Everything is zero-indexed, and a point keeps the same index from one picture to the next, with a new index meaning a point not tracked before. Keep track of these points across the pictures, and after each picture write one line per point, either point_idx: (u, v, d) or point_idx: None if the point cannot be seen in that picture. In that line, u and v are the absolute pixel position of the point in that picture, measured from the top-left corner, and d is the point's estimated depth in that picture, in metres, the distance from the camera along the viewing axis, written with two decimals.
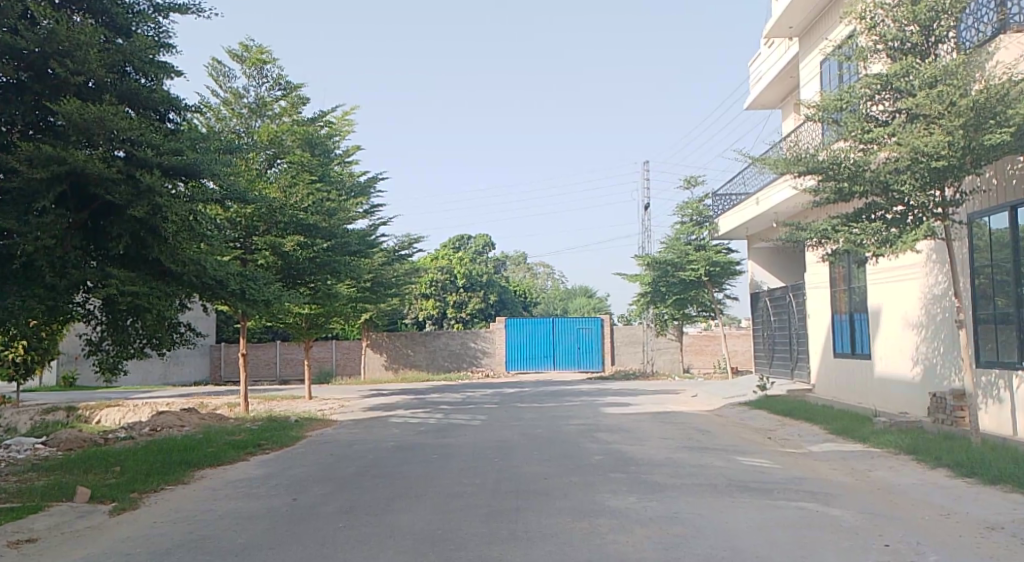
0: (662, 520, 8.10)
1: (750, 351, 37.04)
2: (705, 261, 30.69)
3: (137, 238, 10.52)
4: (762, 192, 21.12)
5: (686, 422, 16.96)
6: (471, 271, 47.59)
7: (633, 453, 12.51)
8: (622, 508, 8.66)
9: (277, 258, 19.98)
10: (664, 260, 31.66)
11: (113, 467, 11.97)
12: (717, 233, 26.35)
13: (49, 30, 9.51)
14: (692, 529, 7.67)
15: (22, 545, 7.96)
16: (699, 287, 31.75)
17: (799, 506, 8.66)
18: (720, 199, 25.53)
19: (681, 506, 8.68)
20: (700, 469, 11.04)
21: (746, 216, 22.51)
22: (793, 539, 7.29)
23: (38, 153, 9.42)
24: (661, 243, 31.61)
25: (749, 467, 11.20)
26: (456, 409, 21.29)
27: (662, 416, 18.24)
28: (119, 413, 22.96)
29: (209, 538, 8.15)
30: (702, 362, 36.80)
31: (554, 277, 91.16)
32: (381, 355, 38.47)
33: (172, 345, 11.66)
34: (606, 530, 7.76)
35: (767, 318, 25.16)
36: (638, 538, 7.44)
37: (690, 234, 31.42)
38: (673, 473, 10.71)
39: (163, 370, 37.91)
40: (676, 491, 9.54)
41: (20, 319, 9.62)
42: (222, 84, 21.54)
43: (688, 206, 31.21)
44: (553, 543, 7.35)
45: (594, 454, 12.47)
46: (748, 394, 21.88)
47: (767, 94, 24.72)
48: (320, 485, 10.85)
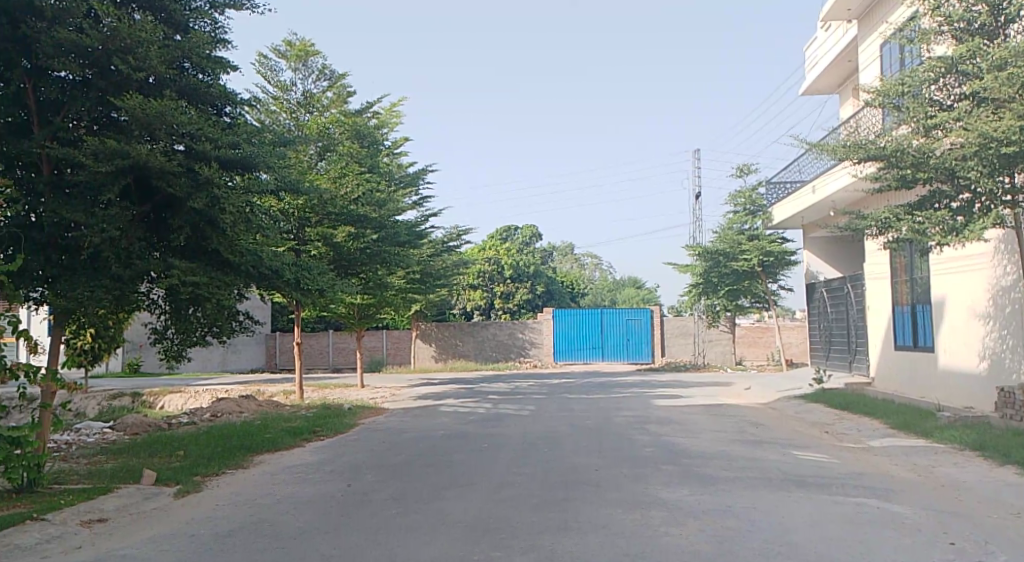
0: (717, 513, 8.05)
1: (805, 343, 36.52)
2: (757, 251, 30.23)
3: (196, 229, 10.80)
4: (818, 180, 20.77)
5: (740, 415, 16.79)
6: (519, 262, 47.70)
7: (686, 445, 12.43)
8: (677, 501, 8.61)
9: (329, 248, 20.32)
10: (715, 250, 31.28)
11: (176, 451, 12.26)
12: (771, 223, 26.00)
13: (111, 28, 9.72)
14: (748, 524, 7.60)
15: (93, 525, 8.22)
16: (752, 277, 31.35)
17: (859, 502, 8.52)
18: (773, 187, 25.12)
19: (737, 499, 8.60)
20: (754, 462, 10.93)
21: (801, 205, 22.19)
22: (854, 536, 7.18)
23: (104, 147, 9.67)
24: (713, 233, 31.33)
25: (807, 462, 11.03)
26: (505, 399, 21.37)
27: (714, 408, 18.08)
28: (181, 399, 23.63)
29: (268, 521, 8.34)
30: (754, 354, 37.08)
31: (602, 268, 91.09)
32: (431, 346, 38.85)
33: (231, 334, 11.85)
34: (659, 522, 7.74)
35: (824, 309, 24.70)
36: (693, 532, 7.39)
37: (743, 223, 31.01)
38: (727, 466, 10.63)
39: (221, 358, 38.80)
40: (729, 484, 9.46)
41: (88, 309, 9.92)
42: (271, 79, 21.89)
43: (741, 195, 30.87)
44: (606, 534, 7.36)
45: (645, 446, 12.41)
46: (805, 387, 21.50)
47: (823, 79, 24.29)
48: (373, 472, 10.97)
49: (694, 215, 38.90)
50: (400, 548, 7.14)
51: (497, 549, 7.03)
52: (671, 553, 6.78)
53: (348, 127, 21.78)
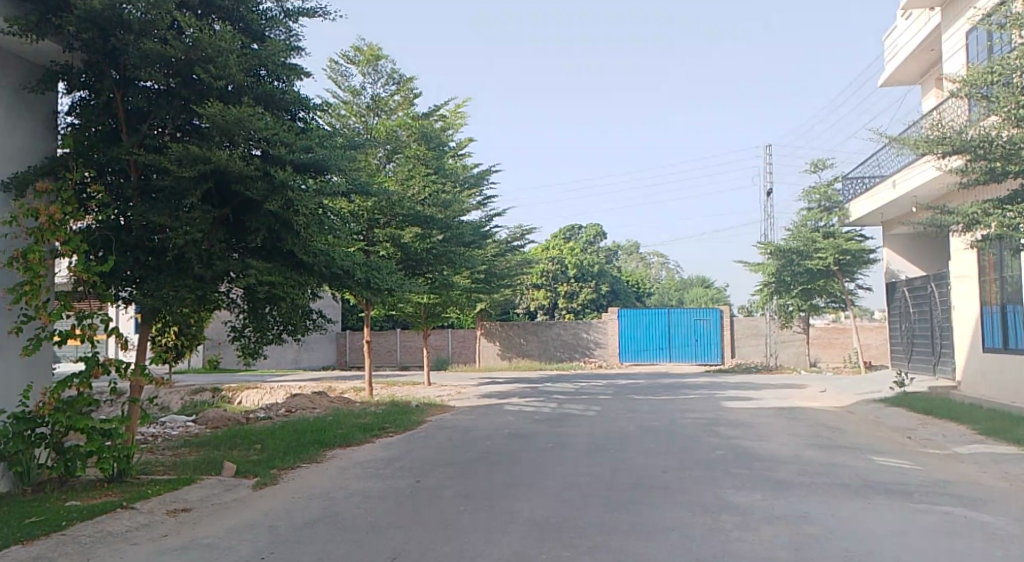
0: (792, 518, 8.07)
1: (885, 345, 35.64)
2: (833, 248, 29.72)
3: (272, 231, 11.23)
4: (899, 174, 20.35)
5: (815, 418, 16.60)
6: (582, 262, 47.71)
7: (757, 449, 12.40)
8: (749, 505, 8.62)
9: (396, 249, 20.79)
10: (789, 249, 30.83)
11: (254, 445, 12.78)
12: (848, 220, 25.55)
13: (193, 39, 10.15)
14: (824, 531, 7.61)
15: (179, 514, 8.67)
16: (828, 276, 30.82)
17: (943, 510, 8.43)
18: (850, 182, 24.64)
19: (813, 505, 8.59)
20: (830, 467, 10.85)
21: (881, 200, 21.78)
22: (936, 546, 7.14)
23: (187, 153, 10.16)
24: (786, 230, 30.88)
25: (887, 468, 10.90)
26: (570, 399, 21.50)
27: (787, 411, 17.89)
28: (257, 395, 24.45)
29: (343, 515, 8.67)
30: (830, 356, 36.12)
31: (668, 267, 90.40)
32: (495, 344, 39.23)
33: (305, 332, 12.29)
34: (731, 526, 7.80)
35: (906, 310, 24.09)
36: (767, 537, 7.44)
37: (818, 220, 30.63)
38: (802, 471, 10.58)
39: (294, 355, 39.94)
40: (803, 489, 9.44)
41: (172, 308, 10.43)
42: (341, 84, 22.48)
43: (816, 191, 30.50)
44: (677, 537, 7.45)
45: (715, 448, 12.42)
46: (885, 390, 21.02)
47: (905, 69, 23.74)
48: (442, 469, 11.27)
49: (766, 212, 38.15)
50: (472, 545, 7.37)
51: (565, 548, 7.19)
52: (744, 558, 6.84)
53: (415, 129, 22.22)
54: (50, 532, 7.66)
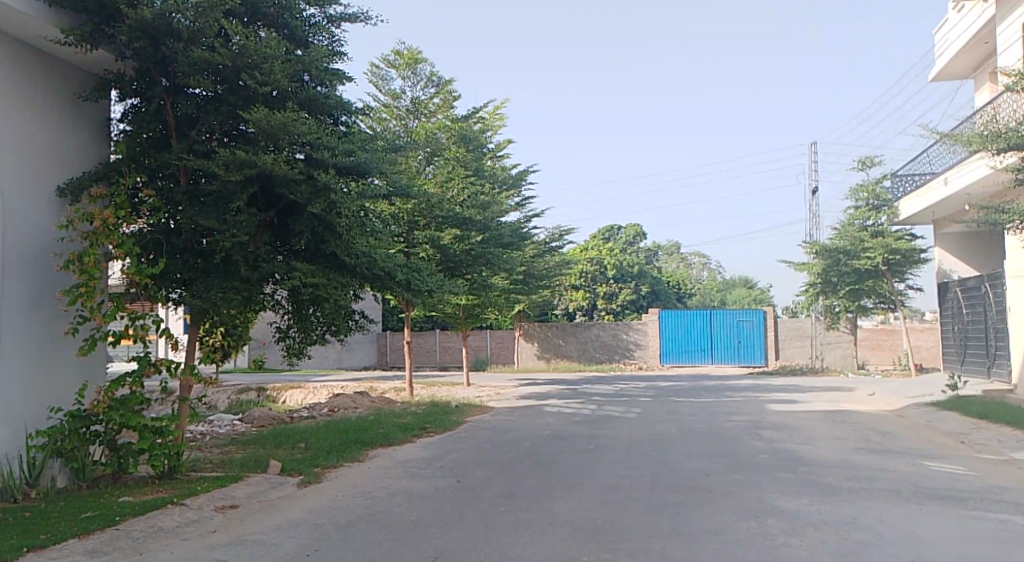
0: (839, 524, 8.02)
1: (936, 347, 34.98)
2: (882, 248, 29.17)
3: (315, 233, 11.44)
4: (952, 172, 19.92)
5: (863, 422, 16.38)
6: (622, 262, 47.55)
7: (803, 453, 12.29)
8: (793, 510, 8.59)
9: (436, 250, 20.96)
10: (835, 248, 30.50)
11: (298, 443, 13.02)
12: (898, 218, 25.16)
13: (240, 46, 10.38)
14: (874, 537, 7.54)
15: (227, 511, 8.89)
16: (877, 277, 30.28)
17: (996, 518, 8.30)
18: (900, 180, 24.23)
19: (861, 511, 8.52)
20: (878, 472, 10.73)
21: (932, 198, 21.42)
22: (989, 554, 7.04)
23: (234, 158, 10.40)
24: (833, 229, 30.48)
25: (938, 474, 10.74)
26: (610, 400, 21.51)
27: (834, 415, 17.68)
28: (301, 394, 24.83)
29: (386, 514, 8.81)
30: (879, 358, 35.67)
31: (710, 267, 89.69)
32: (534, 345, 39.45)
33: (348, 332, 12.48)
34: (777, 532, 7.78)
35: (959, 310, 23.65)
36: (813, 543, 7.41)
37: (866, 219, 30.03)
38: (849, 475, 10.49)
39: (336, 356, 40.44)
40: (851, 494, 9.36)
41: (220, 309, 10.68)
42: (382, 88, 22.72)
43: (864, 189, 29.87)
44: (720, 541, 7.46)
45: (760, 452, 12.35)
46: (937, 393, 20.66)
47: (957, 63, 23.29)
48: (482, 469, 11.38)
49: (811, 211, 37.61)
50: (513, 545, 7.45)
51: (607, 550, 7.24)
52: None
53: (454, 131, 22.39)
54: (105, 527, 7.91)
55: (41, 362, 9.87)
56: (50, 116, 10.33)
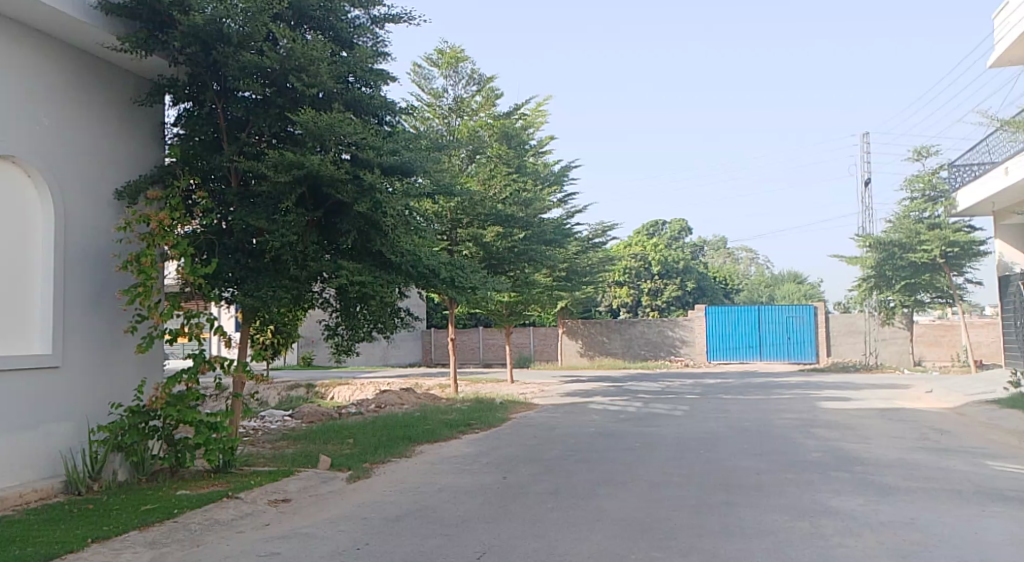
0: (896, 525, 7.93)
1: (998, 343, 34.03)
2: (939, 240, 28.60)
3: (361, 232, 11.62)
4: (1011, 162, 19.56)
5: (921, 420, 16.09)
6: (667, 257, 47.06)
7: (858, 452, 12.13)
8: (847, 510, 8.51)
9: (479, 248, 21.09)
10: (890, 241, 30.09)
11: (347, 439, 13.25)
12: (956, 209, 24.63)
13: (287, 49, 10.58)
14: (932, 539, 7.45)
15: (280, 505, 9.10)
16: (934, 270, 29.68)
17: None
18: (958, 170, 23.71)
19: (919, 512, 8.41)
20: (936, 472, 10.56)
21: (992, 189, 20.93)
22: None
23: (283, 159, 10.61)
24: (887, 222, 30.06)
25: (999, 474, 10.52)
26: (656, 398, 21.44)
27: (890, 413, 17.38)
28: (348, 390, 25.20)
29: (433, 509, 8.94)
30: (936, 354, 34.70)
31: (758, 262, 88.67)
32: (577, 342, 39.52)
33: (394, 330, 12.66)
34: (831, 532, 7.72)
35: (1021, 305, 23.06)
36: (869, 544, 7.34)
37: (922, 211, 29.54)
38: (906, 475, 10.34)
39: (382, 352, 40.93)
40: (907, 494, 9.24)
41: (270, 307, 10.91)
42: (424, 87, 22.91)
43: (919, 179, 29.51)
44: (771, 541, 7.44)
45: (812, 451, 12.22)
46: (998, 391, 20.17)
47: (1018, 48, 22.68)
48: (528, 466, 11.46)
49: (865, 203, 36.97)
50: (562, 542, 7.51)
51: (655, 548, 7.27)
52: None
53: (496, 129, 22.49)
54: (163, 519, 8.16)
55: (102, 359, 10.20)
56: (107, 120, 10.65)
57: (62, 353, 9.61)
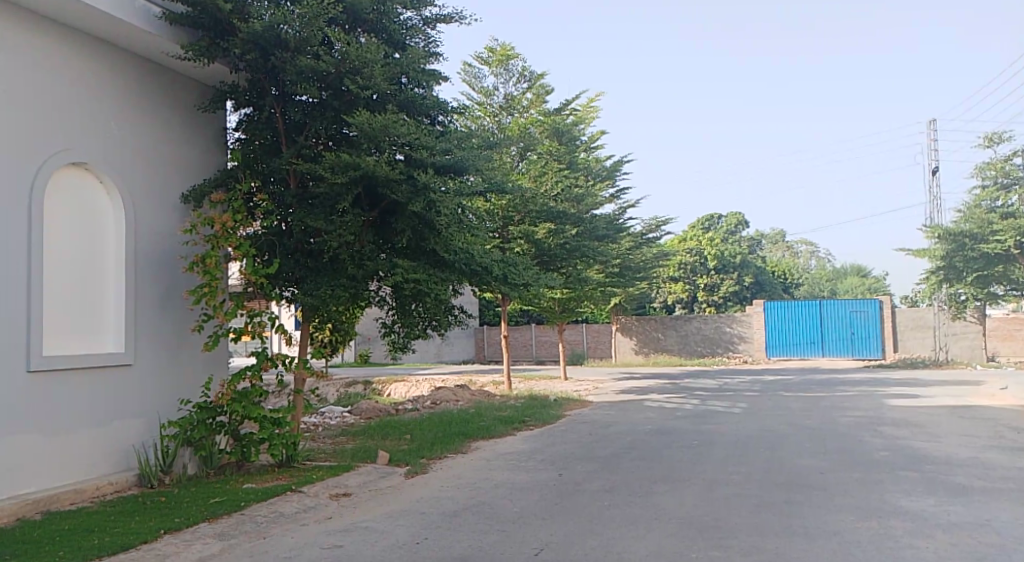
0: (969, 526, 7.81)
1: None
2: (1013, 231, 28.19)
3: (416, 231, 11.80)
4: None
5: (992, 418, 15.69)
6: (723, 252, 46.54)
7: (926, 451, 11.91)
8: (918, 510, 8.40)
9: (530, 245, 21.17)
10: (960, 232, 29.39)
11: (404, 435, 13.47)
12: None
13: (342, 52, 10.78)
14: (1007, 541, 7.32)
15: (341, 499, 9.32)
16: (1008, 261, 29.07)
17: None
18: None
19: (991, 513, 8.26)
20: (1009, 472, 10.32)
21: None
22: None
23: (339, 161, 10.83)
24: (957, 213, 29.51)
25: None
26: (714, 395, 21.25)
27: (960, 410, 16.99)
28: (404, 387, 25.53)
29: (490, 505, 9.07)
30: (1010, 349, 33.75)
31: (818, 256, 87.11)
32: (632, 339, 39.35)
33: (449, 327, 12.81)
34: (900, 533, 7.64)
35: None
36: (941, 545, 7.25)
37: (993, 200, 29.12)
38: (978, 475, 10.13)
39: (436, 350, 41.31)
40: (980, 495, 9.07)
41: (329, 306, 11.16)
42: (475, 86, 23.08)
43: (990, 167, 29.08)
44: (838, 541, 7.39)
45: (879, 450, 12.04)
46: None
47: None
48: (584, 463, 11.53)
49: (933, 193, 36.02)
50: (623, 540, 7.57)
51: (716, 547, 7.28)
52: None
53: (546, 126, 22.59)
54: (231, 512, 8.44)
55: (170, 357, 10.57)
56: (171, 126, 11.00)
57: (132, 351, 9.98)
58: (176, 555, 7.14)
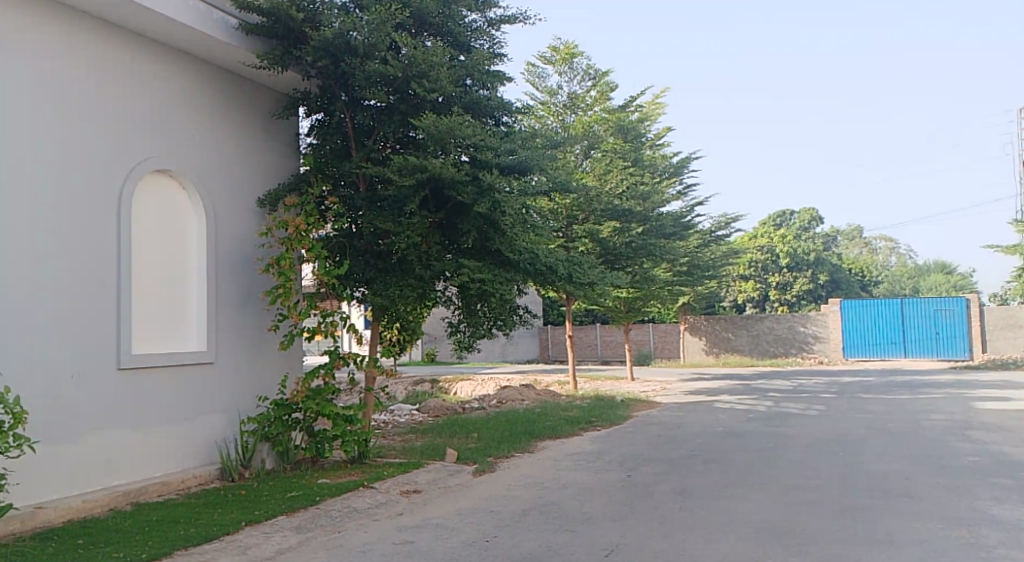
0: None
1: None
2: None
3: (481, 231, 11.95)
4: None
5: None
6: (795, 249, 45.65)
7: (1017, 457, 11.54)
8: (1011, 519, 8.18)
9: (595, 244, 21.13)
10: None
11: (471, 433, 13.67)
12: None
13: (409, 56, 10.99)
14: None
15: (411, 495, 9.53)
16: None
17: None
18: None
19: None
20: None
21: None
22: None
23: (406, 164, 11.04)
24: None
25: None
26: (787, 397, 20.89)
27: None
28: (469, 386, 25.80)
29: (558, 505, 9.16)
30: None
31: (898, 252, 84.66)
32: (701, 339, 39.01)
33: (514, 326, 12.92)
34: (992, 542, 7.46)
35: None
36: None
37: None
38: None
39: (501, 349, 41.58)
40: None
41: (397, 305, 11.40)
42: (539, 86, 23.19)
43: None
44: (923, 550, 7.26)
45: (967, 455, 11.71)
46: None
47: None
48: (653, 464, 11.53)
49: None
50: (697, 543, 7.59)
51: (794, 553, 7.24)
52: None
53: (610, 124, 22.52)
54: (307, 506, 8.73)
55: (248, 356, 10.95)
56: (247, 134, 11.38)
57: (213, 349, 10.38)
58: (257, 547, 7.43)
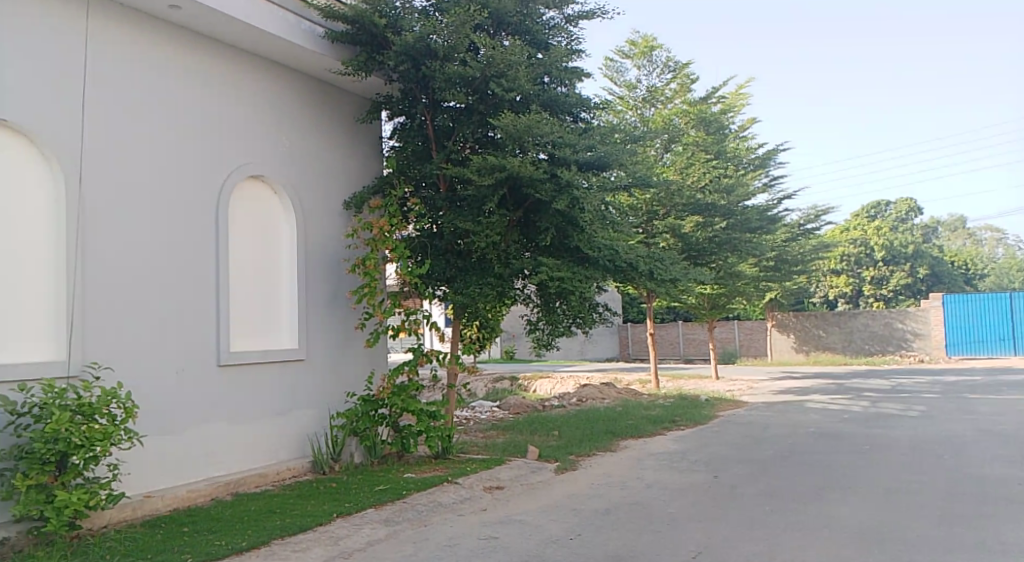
0: None
1: None
2: None
3: (559, 228, 12.03)
4: None
5: None
6: (892, 243, 44.08)
7: None
8: None
9: (676, 239, 20.91)
10: None
11: (553, 431, 13.79)
12: None
13: (488, 56, 11.12)
14: None
15: (495, 491, 9.72)
16: None
17: None
18: None
19: None
20: None
21: None
22: None
23: (486, 163, 11.19)
24: None
25: None
26: (883, 397, 20.27)
27: None
28: (550, 383, 25.93)
29: (642, 504, 9.20)
30: None
31: (1004, 243, 80.83)
32: (789, 337, 38.30)
33: (593, 324, 12.96)
34: None
35: None
36: None
37: None
38: None
39: (581, 347, 41.58)
40: None
41: (477, 303, 11.58)
42: (618, 80, 23.10)
43: None
44: None
45: None
46: None
47: None
48: (739, 465, 11.42)
49: None
50: (787, 547, 7.53)
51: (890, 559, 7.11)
52: None
53: (691, 116, 22.24)
54: (395, 499, 9.01)
55: (335, 354, 11.34)
56: (334, 139, 11.76)
57: (303, 347, 10.78)
58: (348, 538, 7.74)
